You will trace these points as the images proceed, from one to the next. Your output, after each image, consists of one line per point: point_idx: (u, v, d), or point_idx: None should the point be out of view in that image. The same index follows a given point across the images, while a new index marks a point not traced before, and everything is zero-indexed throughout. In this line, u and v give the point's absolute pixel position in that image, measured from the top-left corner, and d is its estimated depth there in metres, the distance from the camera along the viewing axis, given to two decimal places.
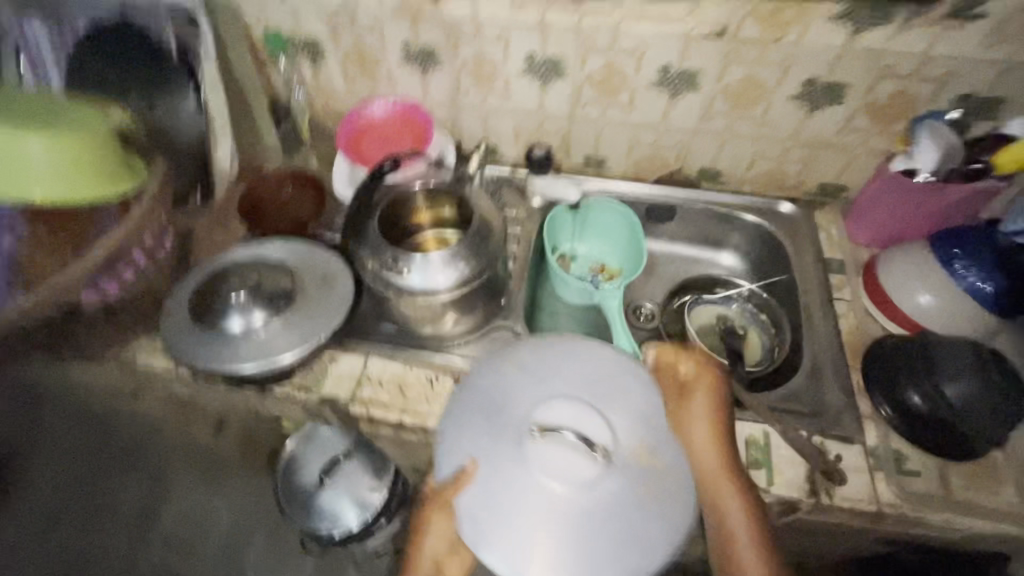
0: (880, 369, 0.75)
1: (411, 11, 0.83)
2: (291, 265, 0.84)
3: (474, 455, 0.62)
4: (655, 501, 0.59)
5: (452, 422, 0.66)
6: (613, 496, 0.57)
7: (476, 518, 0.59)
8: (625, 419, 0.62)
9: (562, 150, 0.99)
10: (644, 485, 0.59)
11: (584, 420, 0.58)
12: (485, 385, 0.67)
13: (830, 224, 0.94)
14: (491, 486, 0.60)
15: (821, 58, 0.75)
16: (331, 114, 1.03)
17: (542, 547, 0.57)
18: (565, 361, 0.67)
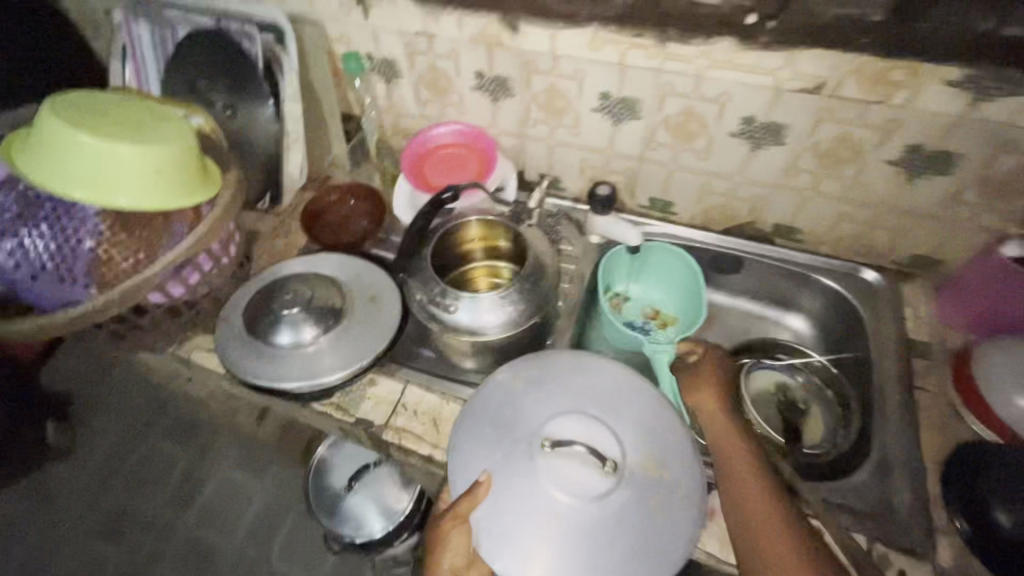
0: (961, 477, 0.67)
1: (489, 42, 0.82)
2: (342, 282, 0.86)
3: (488, 469, 0.65)
4: (663, 515, 0.62)
5: (464, 428, 0.69)
6: (620, 509, 0.61)
7: (492, 533, 0.62)
8: (630, 435, 0.66)
9: (628, 190, 0.96)
10: (650, 499, 0.63)
11: (593, 434, 0.63)
12: (497, 398, 0.70)
13: (919, 299, 0.85)
14: (505, 499, 0.63)
15: (928, 124, 0.68)
16: (401, 132, 1.04)
17: (554, 557, 0.60)
18: (573, 373, 0.71)
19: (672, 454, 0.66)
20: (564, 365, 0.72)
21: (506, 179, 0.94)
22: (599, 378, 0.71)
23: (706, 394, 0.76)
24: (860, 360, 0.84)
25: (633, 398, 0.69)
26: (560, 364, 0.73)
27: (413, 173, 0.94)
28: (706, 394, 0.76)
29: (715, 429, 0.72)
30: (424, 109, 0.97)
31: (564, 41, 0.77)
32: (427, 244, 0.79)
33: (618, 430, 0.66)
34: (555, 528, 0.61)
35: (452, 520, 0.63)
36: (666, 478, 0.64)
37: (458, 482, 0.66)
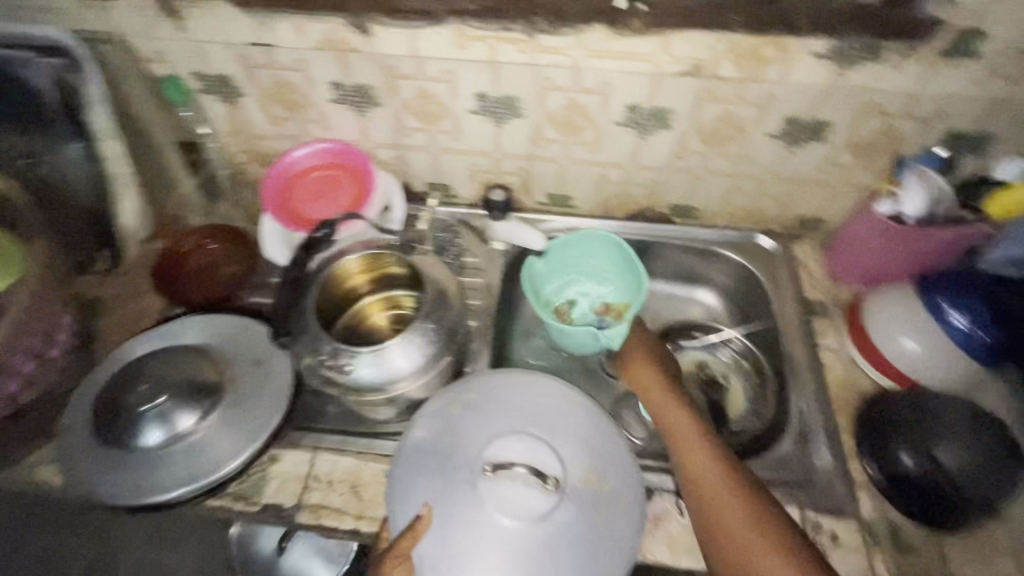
0: (871, 427, 0.70)
1: (340, 49, 0.71)
2: (213, 349, 0.73)
3: (428, 501, 0.58)
4: (610, 532, 0.58)
5: (398, 460, 0.62)
6: (567, 529, 0.56)
7: (438, 570, 0.55)
8: (576, 442, 0.62)
9: (523, 189, 0.90)
10: (596, 512, 0.58)
11: (534, 450, 0.57)
12: (434, 424, 0.63)
13: (811, 259, 0.89)
14: (447, 536, 0.56)
15: (799, 96, 0.69)
16: (258, 156, 0.90)
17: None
18: (513, 391, 0.65)
19: (613, 465, 0.62)
20: (499, 385, 0.66)
21: (390, 196, 0.85)
22: (539, 394, 0.66)
23: (641, 364, 0.76)
24: (768, 327, 0.86)
25: (573, 409, 0.65)
26: (496, 384, 0.67)
27: (279, 210, 0.82)
28: (642, 365, 0.76)
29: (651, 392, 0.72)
30: (280, 129, 0.85)
31: (426, 41, 0.69)
32: (310, 292, 0.68)
33: (561, 440, 0.61)
34: (502, 558, 0.54)
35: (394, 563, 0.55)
36: (609, 486, 0.60)
37: (396, 517, 0.59)
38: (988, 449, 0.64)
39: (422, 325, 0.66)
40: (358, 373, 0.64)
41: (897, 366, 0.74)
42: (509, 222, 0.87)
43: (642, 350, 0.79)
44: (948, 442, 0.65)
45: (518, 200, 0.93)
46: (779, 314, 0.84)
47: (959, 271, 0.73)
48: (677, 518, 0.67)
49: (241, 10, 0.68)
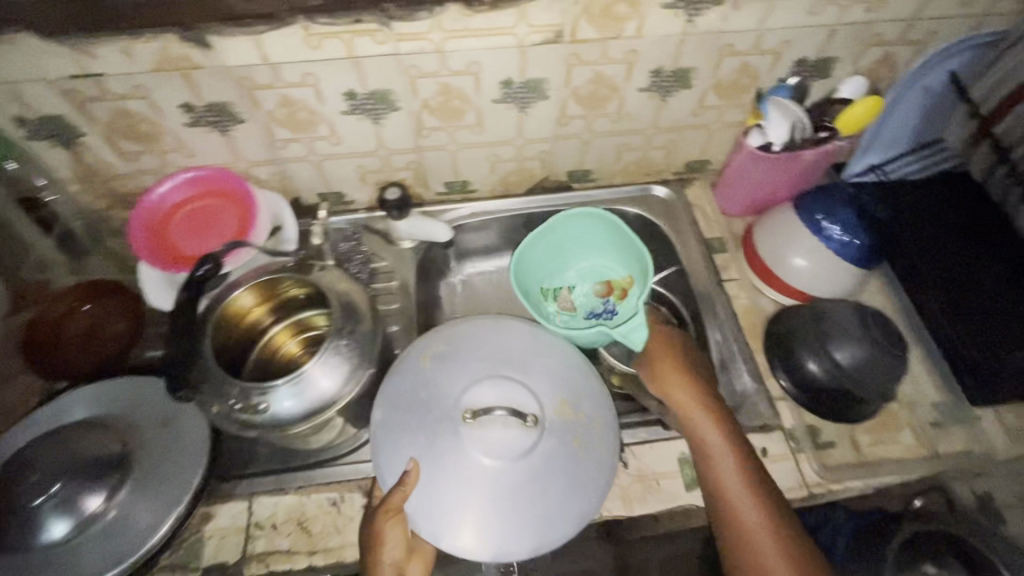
0: (779, 343, 0.76)
1: (180, 67, 0.65)
2: (110, 418, 0.67)
3: (413, 456, 0.58)
4: (591, 454, 0.60)
5: (381, 423, 0.61)
6: (550, 459, 0.58)
7: (433, 516, 0.57)
8: (549, 376, 0.63)
9: (419, 182, 0.88)
10: (575, 439, 0.60)
11: (508, 391, 0.58)
12: (408, 383, 0.63)
13: (703, 200, 0.94)
14: (437, 483, 0.57)
15: (661, 48, 0.71)
16: (118, 198, 0.81)
17: (497, 518, 0.56)
18: (482, 338, 0.65)
19: (585, 392, 0.63)
20: (471, 333, 0.66)
21: (279, 215, 0.80)
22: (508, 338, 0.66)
23: (670, 370, 0.68)
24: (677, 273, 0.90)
25: (543, 346, 0.66)
26: (464, 334, 0.66)
27: (156, 254, 0.74)
28: (670, 369, 0.68)
29: (681, 402, 0.65)
30: (138, 164, 0.77)
31: (274, 45, 0.64)
32: (203, 334, 0.62)
33: (534, 377, 0.62)
34: (490, 493, 0.56)
35: (384, 517, 0.57)
36: (585, 412, 0.62)
37: (386, 474, 0.59)
38: (881, 341, 0.69)
39: (336, 341, 0.63)
40: (276, 406, 0.59)
41: (792, 284, 0.81)
42: (413, 218, 0.85)
43: (666, 351, 0.70)
44: (844, 338, 0.70)
45: (417, 194, 0.90)
46: (685, 258, 0.88)
47: (835, 186, 0.81)
48: (624, 471, 0.70)
49: (52, 40, 0.60)
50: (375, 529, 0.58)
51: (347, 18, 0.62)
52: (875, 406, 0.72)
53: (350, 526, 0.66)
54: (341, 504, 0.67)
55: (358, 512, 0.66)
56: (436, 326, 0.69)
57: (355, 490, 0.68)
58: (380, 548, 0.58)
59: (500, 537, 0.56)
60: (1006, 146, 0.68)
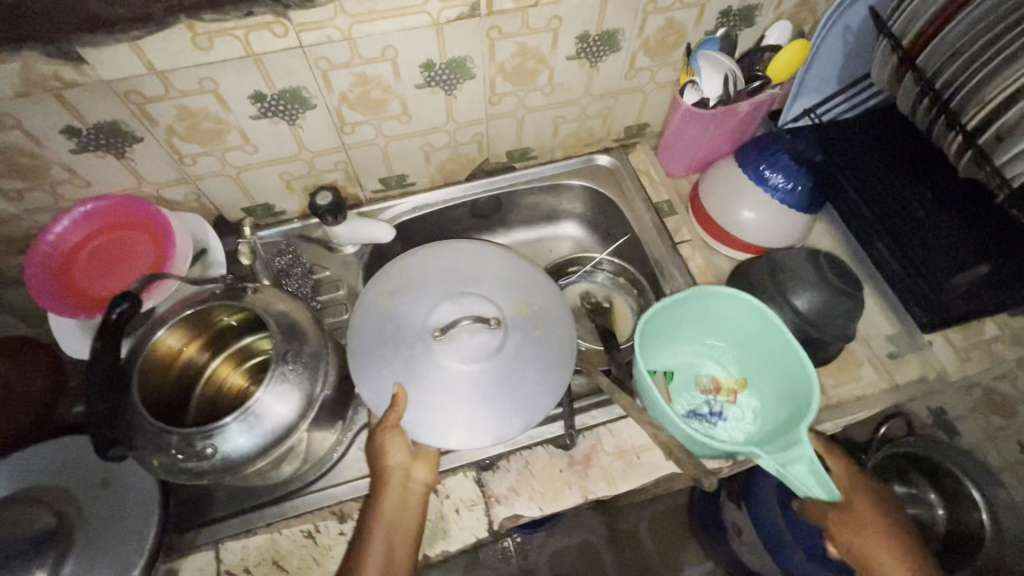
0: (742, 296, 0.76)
1: (50, 87, 0.57)
2: (37, 490, 0.60)
3: (397, 381, 0.62)
4: (553, 337, 0.67)
5: (358, 362, 0.64)
6: (519, 350, 0.64)
7: (429, 422, 0.61)
8: (498, 283, 0.70)
9: (352, 182, 0.83)
10: (536, 329, 0.67)
11: (469, 304, 0.64)
12: (374, 323, 0.67)
13: (647, 164, 0.92)
14: (426, 398, 0.62)
15: (583, 12, 0.67)
16: (11, 243, 0.72)
17: (486, 411, 0.62)
18: (430, 269, 0.71)
19: (533, 292, 0.70)
20: (420, 267, 0.71)
21: (202, 238, 0.74)
22: (456, 262, 0.72)
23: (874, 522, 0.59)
24: (630, 242, 0.89)
25: (487, 259, 0.73)
26: (413, 270, 0.71)
27: (64, 302, 0.66)
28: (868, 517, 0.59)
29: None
30: (26, 203, 0.68)
31: (157, 50, 0.57)
32: (128, 383, 0.56)
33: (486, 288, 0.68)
34: (475, 392, 0.62)
35: (385, 430, 0.61)
36: (538, 306, 0.70)
37: (373, 403, 0.63)
38: (836, 284, 0.69)
39: (282, 364, 0.57)
40: (226, 447, 0.54)
41: (741, 238, 0.81)
42: (351, 221, 0.80)
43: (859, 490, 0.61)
44: (804, 286, 0.70)
45: (351, 195, 0.85)
46: (635, 225, 0.87)
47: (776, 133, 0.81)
48: (604, 451, 0.69)
49: None
50: (376, 445, 0.62)
51: (236, 12, 0.56)
52: (837, 347, 0.72)
53: (330, 555, 0.62)
54: (316, 534, 0.63)
55: (337, 539, 0.63)
56: (390, 262, 0.72)
57: (330, 516, 0.64)
58: (386, 458, 0.61)
59: (495, 429, 0.62)
60: (930, 77, 0.66)
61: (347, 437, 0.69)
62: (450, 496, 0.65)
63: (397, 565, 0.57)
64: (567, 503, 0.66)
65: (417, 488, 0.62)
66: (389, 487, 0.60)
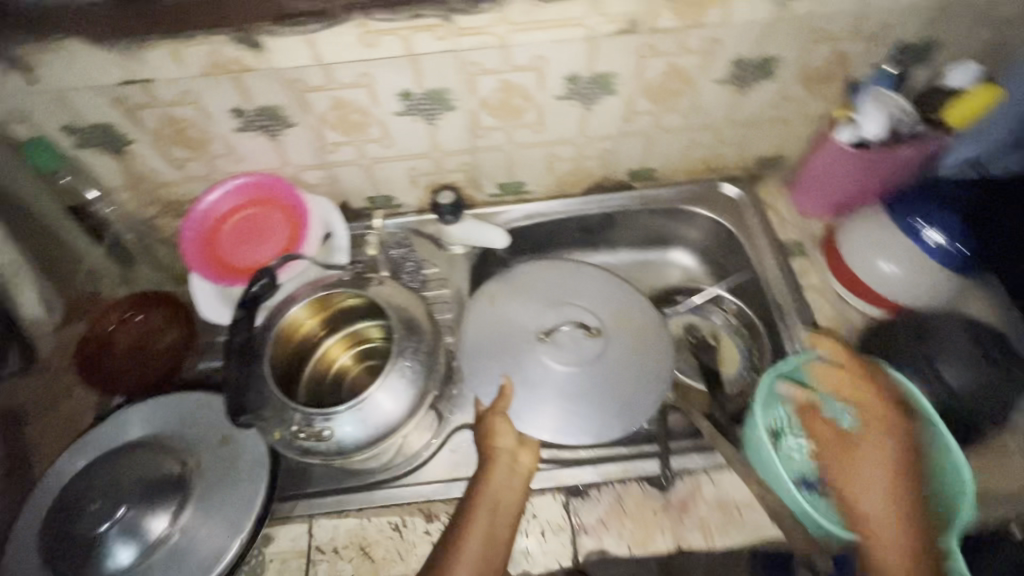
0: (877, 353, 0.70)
1: (229, 71, 0.61)
2: (165, 436, 0.66)
3: (504, 374, 0.66)
4: (652, 351, 0.69)
5: (467, 355, 0.69)
6: (618, 359, 0.67)
7: (532, 417, 0.64)
8: (603, 294, 0.72)
9: (472, 184, 0.83)
10: (636, 341, 0.69)
11: (569, 313, 0.70)
12: (482, 322, 0.70)
13: (777, 199, 0.87)
14: (530, 393, 0.65)
15: (746, 36, 0.64)
16: (166, 206, 0.79)
17: (585, 413, 0.64)
18: (539, 277, 0.73)
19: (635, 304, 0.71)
20: (530, 273, 0.74)
21: (329, 223, 0.76)
22: (563, 271, 0.74)
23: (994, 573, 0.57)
24: (750, 280, 0.83)
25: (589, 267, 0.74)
26: (522, 274, 0.74)
27: (207, 266, 0.71)
28: (834, 439, 0.64)
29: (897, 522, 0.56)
30: (186, 172, 0.74)
31: (328, 44, 0.59)
32: (259, 360, 0.59)
33: (587, 297, 0.72)
34: (576, 392, 0.65)
35: (493, 417, 0.65)
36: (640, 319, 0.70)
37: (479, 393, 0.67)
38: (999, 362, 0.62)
39: (399, 363, 0.59)
40: (340, 432, 0.56)
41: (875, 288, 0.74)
42: (465, 223, 0.82)
43: (873, 445, 0.61)
44: (955, 358, 0.64)
45: (468, 196, 0.86)
46: (759, 263, 0.81)
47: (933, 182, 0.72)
48: (702, 499, 0.65)
49: (101, 45, 0.57)
50: (483, 429, 0.65)
51: (406, 13, 0.57)
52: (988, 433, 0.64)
53: (414, 552, 0.63)
54: (403, 528, 0.64)
55: (422, 538, 0.63)
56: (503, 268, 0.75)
57: (418, 512, 0.65)
58: (493, 440, 0.64)
59: (595, 430, 0.64)
60: None
61: (443, 435, 0.71)
62: (538, 517, 0.64)
63: (500, 537, 0.59)
64: (657, 548, 0.62)
65: (522, 473, 0.63)
66: (496, 466, 0.63)
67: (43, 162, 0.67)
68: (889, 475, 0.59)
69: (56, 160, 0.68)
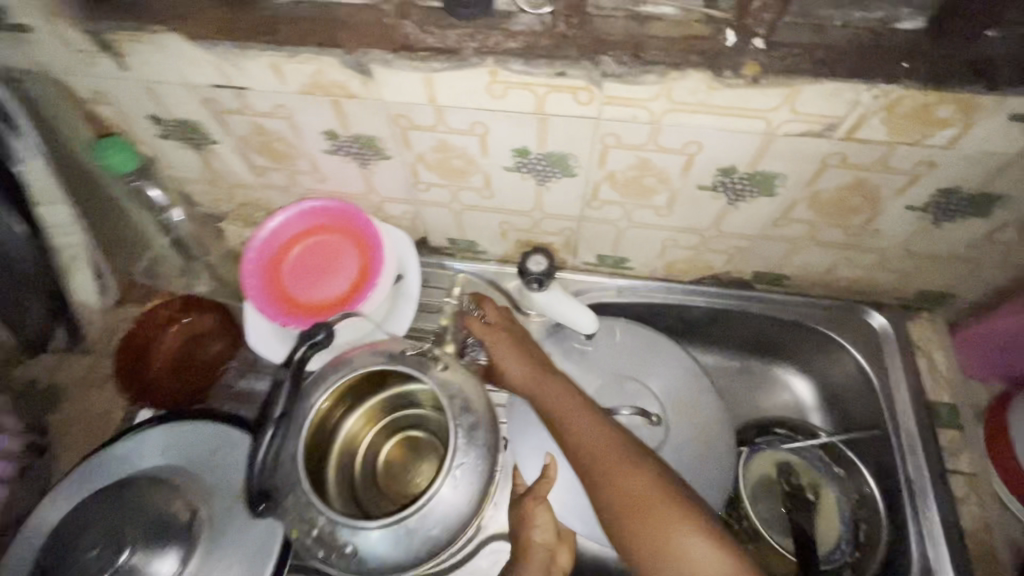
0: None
1: (332, 93, 0.52)
2: (187, 470, 0.61)
3: (548, 451, 0.63)
4: (716, 451, 0.64)
5: (516, 420, 0.65)
6: (676, 454, 0.63)
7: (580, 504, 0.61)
8: (670, 381, 0.67)
9: (568, 250, 0.73)
10: (697, 436, 0.65)
11: (632, 395, 0.66)
12: None
13: (930, 343, 0.71)
14: (574, 475, 0.62)
15: (972, 168, 0.49)
16: (239, 206, 0.73)
17: None
18: (602, 348, 0.70)
19: (704, 396, 0.67)
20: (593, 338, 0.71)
21: (404, 261, 0.68)
22: (631, 342, 0.70)
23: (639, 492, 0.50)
24: (877, 438, 0.68)
25: (663, 347, 0.70)
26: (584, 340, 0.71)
27: (265, 295, 0.64)
28: (520, 368, 0.63)
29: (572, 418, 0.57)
30: (266, 180, 0.67)
31: (449, 87, 0.49)
32: (294, 436, 0.51)
33: (653, 381, 0.68)
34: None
35: (533, 503, 0.58)
36: (705, 413, 0.66)
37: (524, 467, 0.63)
38: None
39: (451, 478, 0.50)
40: (365, 545, 0.48)
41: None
42: (551, 295, 0.66)
43: (545, 378, 0.61)
44: None
45: (560, 260, 0.75)
46: (894, 421, 0.66)
47: None
48: None
49: (197, 44, 0.49)
50: (518, 514, 0.59)
51: (550, 69, 0.46)
52: None
53: None
54: None
55: None
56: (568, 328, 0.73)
57: None
58: (528, 532, 0.58)
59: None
60: None
61: (473, 542, 0.63)
62: None
63: None
64: None
65: (556, 571, 0.58)
66: (531, 564, 0.56)
67: (117, 163, 0.60)
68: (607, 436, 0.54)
69: (130, 160, 0.60)
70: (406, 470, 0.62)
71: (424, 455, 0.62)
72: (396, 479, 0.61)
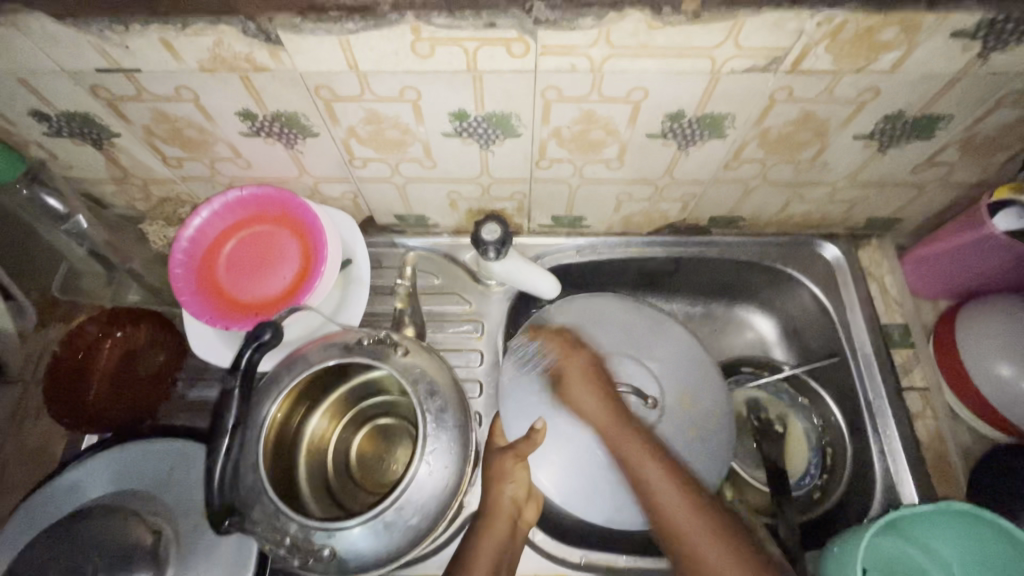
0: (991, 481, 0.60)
1: (237, 68, 0.47)
2: (144, 492, 0.57)
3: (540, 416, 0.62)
4: (706, 442, 0.62)
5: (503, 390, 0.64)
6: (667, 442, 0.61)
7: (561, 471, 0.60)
8: (681, 365, 0.65)
9: (521, 213, 0.70)
10: (692, 429, 0.62)
11: (632, 374, 0.64)
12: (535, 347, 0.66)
13: (880, 269, 0.73)
14: (557, 443, 0.61)
15: (913, 90, 0.49)
16: (158, 204, 0.66)
17: (610, 489, 0.60)
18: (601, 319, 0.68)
19: (705, 383, 0.65)
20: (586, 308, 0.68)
21: (349, 245, 0.65)
22: (637, 320, 0.68)
23: (697, 532, 0.56)
24: (834, 364, 0.70)
25: (667, 329, 0.67)
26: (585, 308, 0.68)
27: (197, 296, 0.58)
28: (597, 410, 0.61)
29: (636, 454, 0.59)
30: (184, 172, 0.61)
31: (368, 49, 0.45)
32: (250, 445, 0.48)
33: (654, 360, 0.65)
34: (604, 460, 0.60)
35: (515, 461, 0.59)
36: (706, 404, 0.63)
37: (510, 427, 0.62)
38: None
39: (425, 464, 0.48)
40: (342, 547, 0.46)
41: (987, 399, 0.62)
42: (509, 262, 0.64)
43: (630, 436, 0.60)
44: None
45: (514, 224, 0.72)
46: (849, 348, 0.69)
47: None
48: None
49: (67, 23, 0.42)
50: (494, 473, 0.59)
51: (476, 20, 0.42)
52: None
53: None
54: None
55: None
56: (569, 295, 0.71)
57: None
58: (501, 486, 0.58)
59: (603, 510, 0.59)
60: None
61: (454, 522, 0.62)
62: None
63: None
64: None
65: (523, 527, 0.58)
66: (499, 520, 0.57)
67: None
68: (667, 477, 0.58)
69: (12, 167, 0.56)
70: (380, 460, 0.60)
71: (397, 440, 0.60)
72: (371, 470, 0.59)
